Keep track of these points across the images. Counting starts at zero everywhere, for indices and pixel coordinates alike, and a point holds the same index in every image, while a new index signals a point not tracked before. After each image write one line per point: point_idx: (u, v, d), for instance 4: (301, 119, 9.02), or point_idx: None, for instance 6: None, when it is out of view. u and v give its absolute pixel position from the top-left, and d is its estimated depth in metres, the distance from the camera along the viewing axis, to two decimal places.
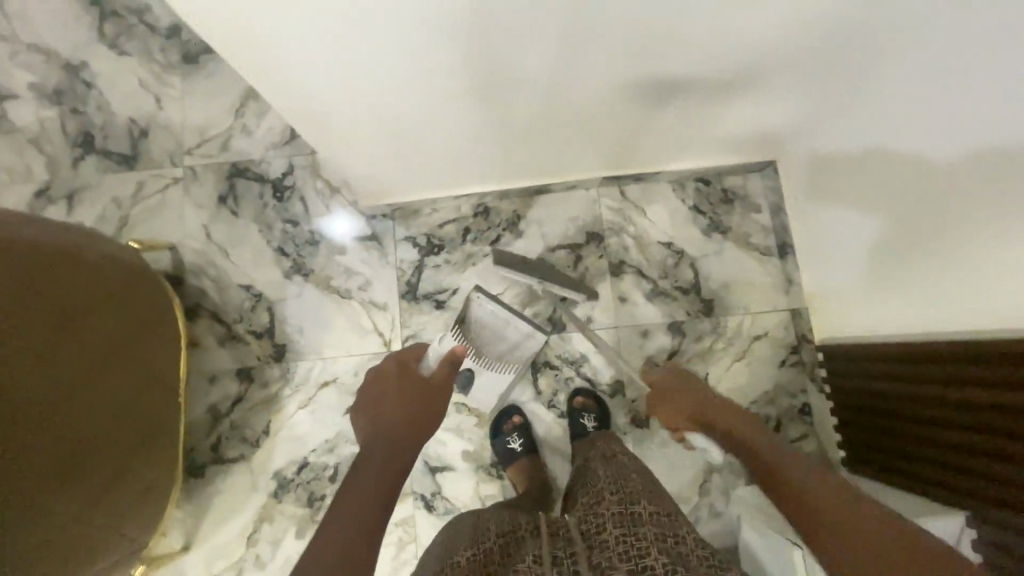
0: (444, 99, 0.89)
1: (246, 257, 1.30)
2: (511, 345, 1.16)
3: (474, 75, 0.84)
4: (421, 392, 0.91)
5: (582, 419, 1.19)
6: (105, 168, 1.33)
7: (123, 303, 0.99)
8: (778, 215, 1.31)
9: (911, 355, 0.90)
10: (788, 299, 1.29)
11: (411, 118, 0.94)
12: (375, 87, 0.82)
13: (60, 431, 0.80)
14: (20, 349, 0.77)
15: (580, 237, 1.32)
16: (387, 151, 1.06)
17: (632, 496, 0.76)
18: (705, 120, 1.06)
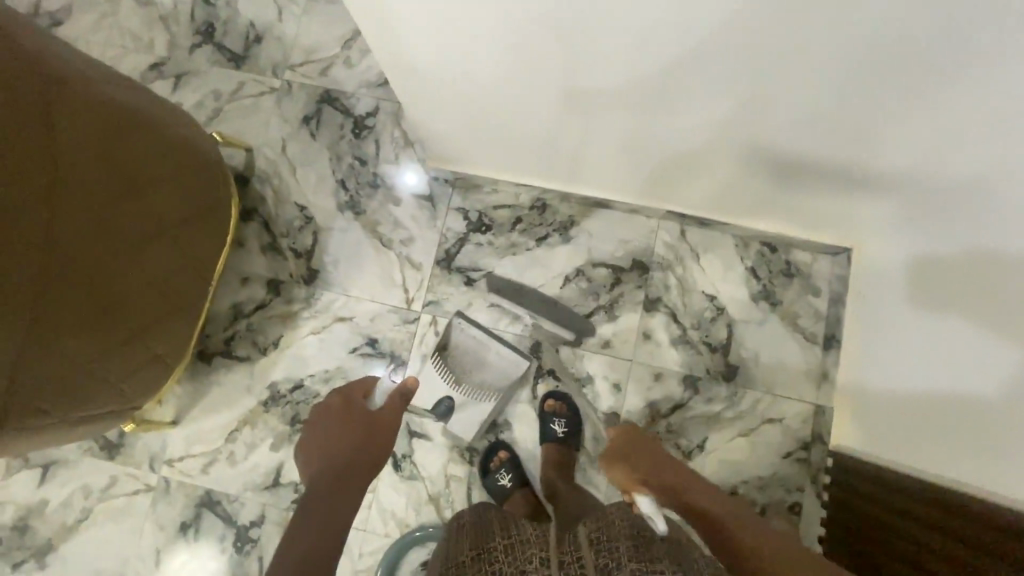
0: (536, 85, 0.88)
1: (310, 180, 1.36)
2: (491, 372, 1.25)
3: (571, 75, 0.83)
4: (373, 426, 1.11)
5: (551, 424, 1.21)
6: (216, 60, 1.42)
7: (189, 183, 1.06)
8: (836, 305, 1.23)
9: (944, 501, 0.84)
10: (816, 393, 1.22)
11: (498, 95, 0.94)
12: (472, 54, 0.82)
13: (94, 278, 0.86)
14: (89, 197, 0.83)
15: (625, 262, 1.29)
16: (469, 123, 1.06)
17: (637, 523, 0.79)
18: (791, 183, 1.01)
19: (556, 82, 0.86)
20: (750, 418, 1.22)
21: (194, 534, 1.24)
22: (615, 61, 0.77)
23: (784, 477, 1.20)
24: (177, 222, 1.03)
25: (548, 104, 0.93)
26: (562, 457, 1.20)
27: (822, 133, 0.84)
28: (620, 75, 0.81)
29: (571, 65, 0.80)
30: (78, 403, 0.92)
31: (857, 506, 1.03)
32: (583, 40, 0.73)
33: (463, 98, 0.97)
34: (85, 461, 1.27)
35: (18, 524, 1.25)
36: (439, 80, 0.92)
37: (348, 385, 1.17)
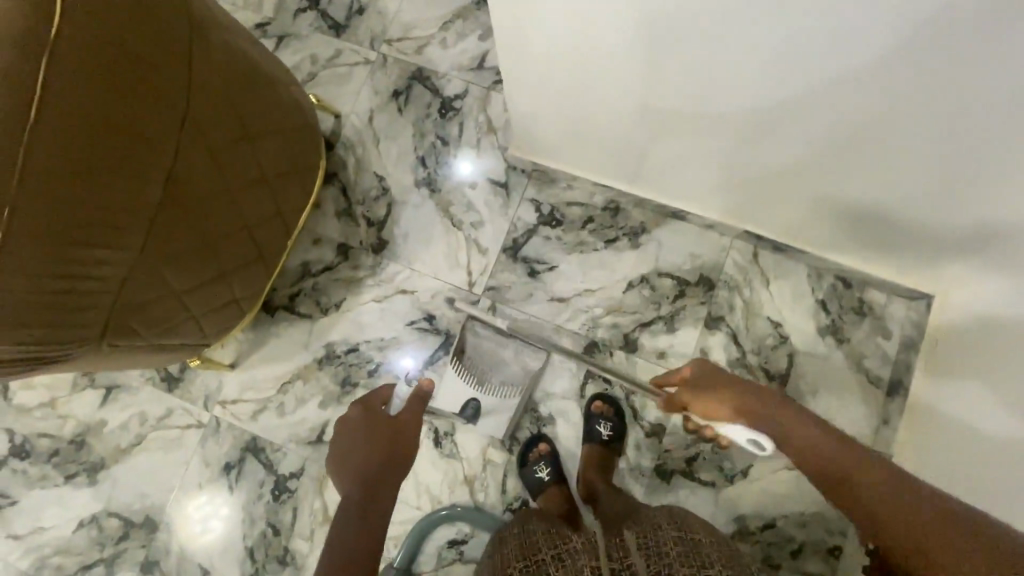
0: (643, 91, 0.87)
1: (391, 153, 1.39)
2: (512, 367, 1.27)
3: (687, 86, 0.82)
4: (392, 427, 1.10)
5: (597, 426, 1.21)
6: (317, 26, 1.46)
7: (289, 140, 1.10)
8: (907, 352, 1.19)
9: None
10: (872, 438, 1.18)
11: (602, 97, 0.94)
12: (591, 56, 0.82)
13: (195, 216, 0.90)
14: (205, 137, 0.88)
15: (692, 276, 1.28)
16: (565, 119, 1.07)
17: (687, 525, 0.81)
18: (887, 221, 0.98)
19: (666, 91, 0.85)
20: None
21: (236, 475, 1.29)
22: (737, 78, 0.76)
23: (827, 518, 1.16)
24: (274, 174, 1.07)
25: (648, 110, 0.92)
26: (603, 460, 1.20)
27: (937, 173, 0.82)
28: (736, 90, 0.79)
29: (691, 75, 0.79)
30: (164, 331, 0.97)
31: None
32: (713, 53, 0.73)
33: (566, 94, 0.97)
34: (146, 390, 1.33)
35: (77, 438, 1.32)
36: (547, 75, 0.93)
37: (364, 396, 1.17)
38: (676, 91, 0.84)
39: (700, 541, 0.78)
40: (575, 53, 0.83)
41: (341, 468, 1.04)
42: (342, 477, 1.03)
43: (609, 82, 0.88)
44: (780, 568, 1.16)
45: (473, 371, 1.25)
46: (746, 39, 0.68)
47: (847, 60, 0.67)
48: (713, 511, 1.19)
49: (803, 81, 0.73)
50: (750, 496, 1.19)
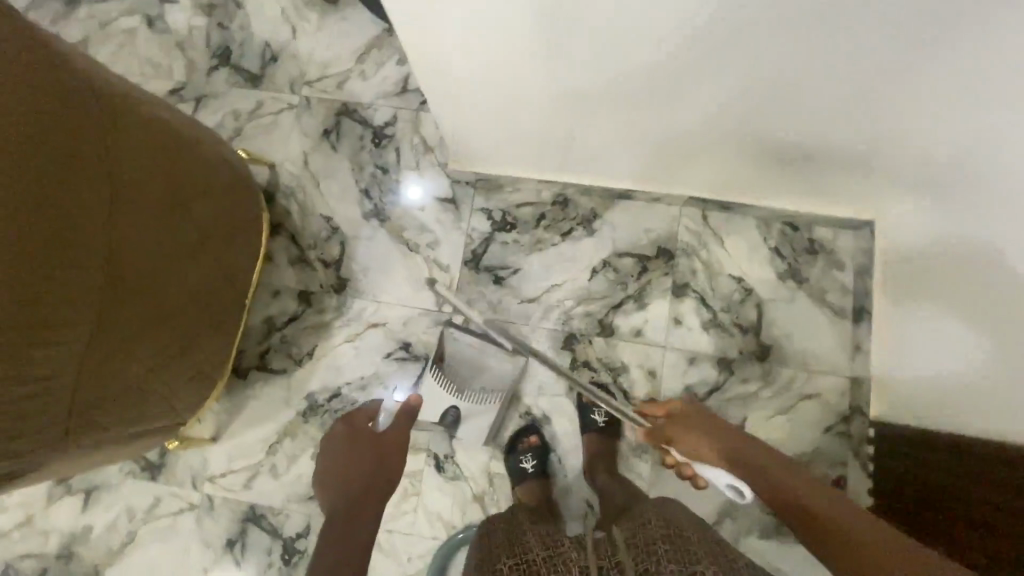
0: (560, 76, 0.88)
1: (334, 191, 1.38)
2: (492, 374, 1.26)
3: (604, 70, 0.85)
4: (377, 443, 1.13)
5: (593, 413, 1.23)
6: (233, 81, 1.45)
7: (223, 199, 1.08)
8: (862, 278, 1.24)
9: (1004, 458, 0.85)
10: (850, 366, 1.23)
11: (524, 96, 0.96)
12: (506, 59, 0.84)
13: (148, 290, 0.87)
14: (138, 212, 0.86)
15: (651, 250, 1.31)
16: (494, 125, 1.09)
17: (678, 523, 0.79)
18: (817, 159, 1.03)
19: (579, 72, 0.86)
20: (786, 395, 1.23)
21: (241, 550, 1.24)
22: (645, 55, 0.79)
23: (825, 452, 1.20)
24: (214, 231, 1.06)
25: (570, 96, 0.94)
26: (605, 445, 1.21)
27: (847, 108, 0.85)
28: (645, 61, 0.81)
29: (603, 59, 0.82)
30: (132, 419, 0.93)
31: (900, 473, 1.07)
32: (618, 35, 0.75)
33: (485, 97, 0.98)
34: (128, 484, 1.27)
35: (64, 551, 1.25)
36: (465, 81, 0.93)
37: (350, 415, 1.21)
38: (594, 74, 0.86)
39: (689, 536, 0.76)
40: (489, 58, 0.84)
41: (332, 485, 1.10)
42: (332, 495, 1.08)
43: (529, 79, 0.90)
44: None
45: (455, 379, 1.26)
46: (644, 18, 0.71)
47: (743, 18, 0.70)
48: None
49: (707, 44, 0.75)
50: None
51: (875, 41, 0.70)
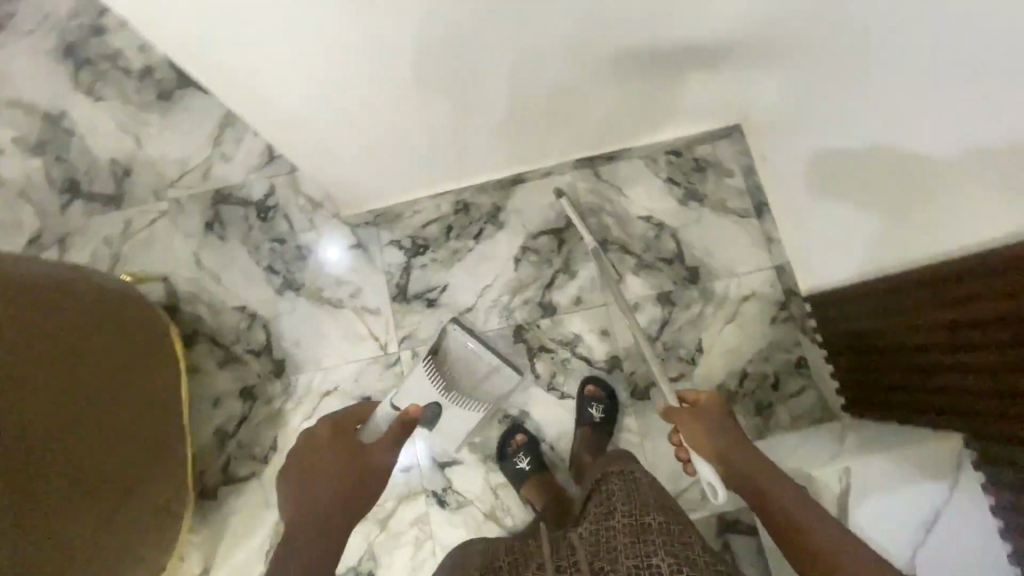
0: (378, 97, 0.89)
1: (238, 278, 1.33)
2: (485, 379, 1.19)
3: (432, 80, 0.89)
4: (364, 452, 0.99)
5: (591, 408, 1.22)
6: (93, 209, 1.37)
7: (130, 330, 1.06)
8: (751, 176, 1.32)
9: (893, 287, 0.90)
10: (771, 257, 1.30)
11: (373, 129, 0.99)
12: (338, 101, 0.87)
13: (51, 439, 0.82)
14: (38, 371, 0.83)
15: (560, 221, 1.34)
16: (361, 164, 1.11)
17: (637, 509, 0.80)
18: (657, 92, 1.10)
19: (396, 82, 0.87)
20: (728, 305, 1.28)
21: None
22: (460, 54, 0.84)
23: (778, 341, 1.27)
24: (126, 358, 1.02)
25: (409, 110, 0.96)
26: (598, 439, 1.21)
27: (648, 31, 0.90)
28: (443, 52, 0.82)
29: (426, 72, 0.86)
30: None
31: (831, 334, 1.14)
32: (426, 45, 0.80)
33: (330, 145, 1.00)
34: None
35: None
36: (304, 139, 0.95)
37: (338, 416, 1.08)
38: (425, 88, 0.91)
39: (645, 526, 0.77)
40: (321, 106, 0.87)
41: (305, 486, 0.93)
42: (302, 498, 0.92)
43: (369, 112, 0.93)
44: (774, 403, 1.25)
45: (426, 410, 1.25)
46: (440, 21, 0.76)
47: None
48: None
49: (483, 13, 0.76)
50: (715, 365, 1.26)
51: None
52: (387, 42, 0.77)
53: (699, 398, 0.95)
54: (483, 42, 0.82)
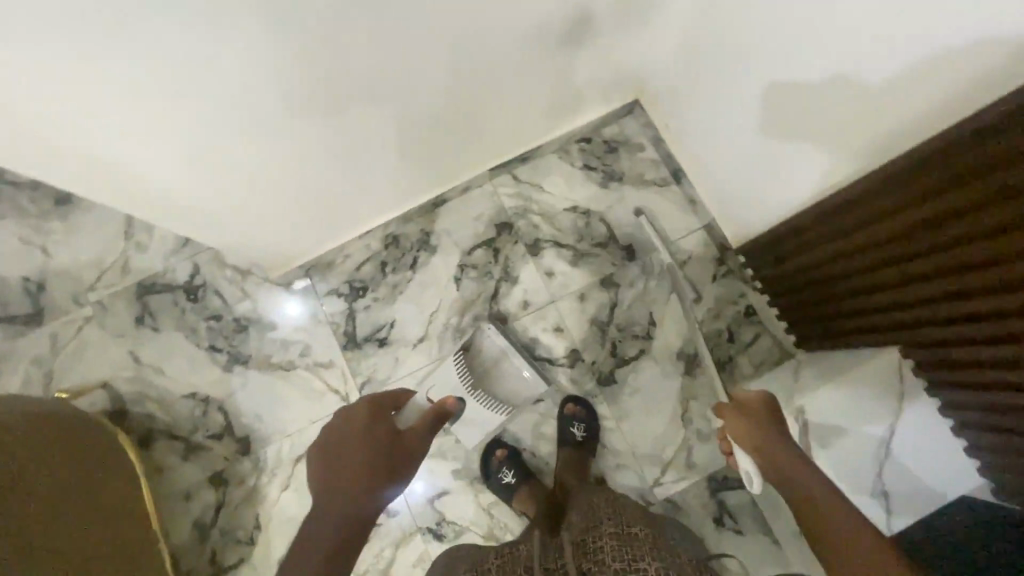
0: (260, 154, 0.92)
1: (182, 366, 1.29)
2: (513, 382, 1.25)
3: (302, 118, 0.89)
4: (401, 446, 0.78)
5: (571, 428, 1.21)
6: (13, 332, 1.30)
7: (77, 440, 1.04)
8: (660, 145, 1.35)
9: (803, 223, 0.92)
10: (698, 218, 1.32)
11: (259, 176, 0.97)
12: (209, 151, 0.87)
13: (35, 549, 0.82)
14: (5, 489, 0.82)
15: (490, 231, 1.35)
16: (264, 215, 1.09)
17: (625, 522, 0.78)
18: (542, 86, 1.12)
19: (274, 136, 0.90)
20: (669, 273, 1.31)
21: None
22: (321, 86, 0.84)
23: (724, 296, 1.29)
24: (80, 468, 1.00)
25: (292, 152, 0.95)
26: (581, 460, 1.18)
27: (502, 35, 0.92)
28: (310, 100, 0.86)
29: (292, 109, 0.86)
30: None
31: (765, 279, 1.15)
32: (278, 81, 0.80)
33: (225, 206, 1.01)
34: None
35: None
36: (193, 200, 0.97)
37: (376, 396, 0.87)
38: (298, 127, 0.90)
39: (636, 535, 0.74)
40: (191, 158, 0.87)
41: (332, 466, 0.72)
42: (325, 483, 0.71)
43: (248, 160, 0.92)
44: (734, 355, 1.26)
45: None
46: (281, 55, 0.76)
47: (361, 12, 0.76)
48: (662, 368, 1.27)
49: (338, 52, 0.80)
50: (671, 334, 1.28)
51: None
52: (251, 98, 0.80)
53: (752, 394, 0.89)
54: (348, 84, 0.86)
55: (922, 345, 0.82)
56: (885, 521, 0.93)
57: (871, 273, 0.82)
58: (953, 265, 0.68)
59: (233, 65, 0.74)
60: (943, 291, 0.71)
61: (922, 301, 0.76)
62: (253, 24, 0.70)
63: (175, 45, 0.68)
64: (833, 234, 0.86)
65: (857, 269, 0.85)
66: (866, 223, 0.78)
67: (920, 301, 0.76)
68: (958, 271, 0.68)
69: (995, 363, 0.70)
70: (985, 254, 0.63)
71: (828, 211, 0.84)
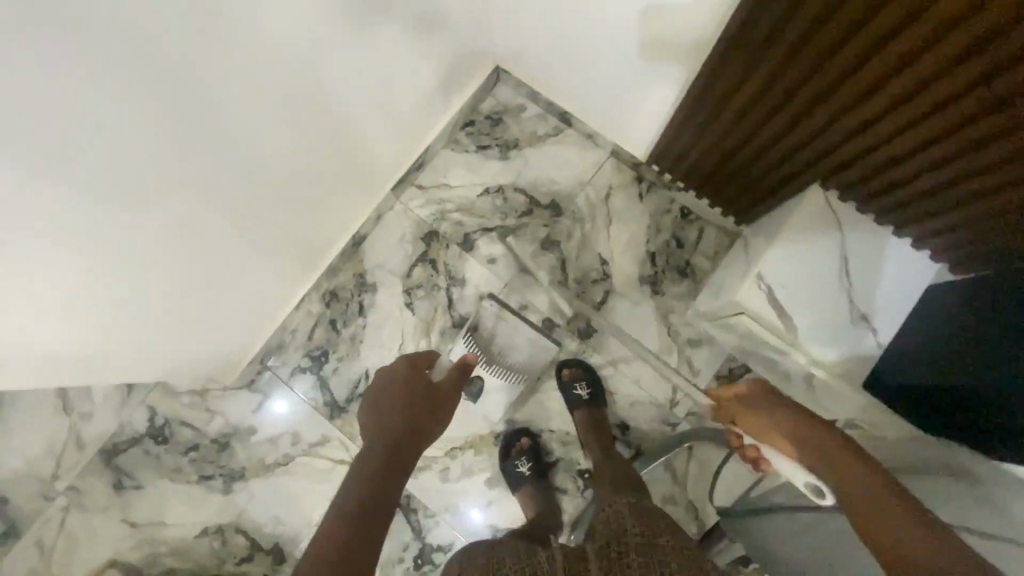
0: (174, 260, 0.88)
1: (180, 510, 1.21)
2: (523, 352, 1.24)
3: (190, 203, 0.82)
4: (435, 399, 0.79)
5: (575, 390, 1.20)
6: None
7: None
8: (539, 98, 1.34)
9: (700, 95, 0.92)
10: (602, 149, 1.33)
11: (166, 278, 0.89)
12: (102, 272, 0.78)
13: None
14: None
15: (419, 247, 1.32)
16: (185, 320, 1.01)
17: (653, 521, 0.64)
18: (404, 85, 1.09)
19: (177, 238, 0.85)
20: (599, 211, 1.31)
21: None
22: (205, 164, 0.79)
23: (657, 209, 1.30)
24: None
25: (192, 242, 0.89)
26: (596, 419, 1.17)
27: (346, 53, 0.90)
28: (206, 187, 0.83)
29: (180, 197, 0.80)
30: None
31: (682, 176, 1.18)
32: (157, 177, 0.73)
33: (147, 321, 0.94)
34: None
35: None
36: (110, 327, 0.89)
37: (410, 355, 0.88)
38: (194, 209, 0.84)
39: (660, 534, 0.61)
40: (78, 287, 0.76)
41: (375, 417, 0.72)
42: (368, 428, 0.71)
43: (149, 267, 0.84)
44: (690, 258, 1.28)
45: (425, 476, 1.25)
46: (147, 149, 0.69)
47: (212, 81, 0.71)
48: (631, 300, 1.28)
49: (209, 124, 0.75)
50: (625, 265, 1.29)
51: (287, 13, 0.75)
52: (141, 210, 0.75)
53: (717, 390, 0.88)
54: (226, 156, 0.82)
55: (844, 165, 0.85)
56: (873, 342, 0.90)
57: (779, 111, 0.84)
58: (851, 70, 0.71)
59: (126, 188, 0.70)
60: (858, 96, 0.73)
61: (838, 115, 0.77)
62: (131, 137, 0.66)
63: (60, 192, 0.64)
64: (729, 93, 0.87)
65: (765, 116, 0.86)
66: (763, 64, 0.78)
67: (829, 122, 0.79)
68: (869, 65, 0.69)
69: (910, 150, 0.75)
70: (897, 36, 0.64)
71: (719, 72, 0.85)
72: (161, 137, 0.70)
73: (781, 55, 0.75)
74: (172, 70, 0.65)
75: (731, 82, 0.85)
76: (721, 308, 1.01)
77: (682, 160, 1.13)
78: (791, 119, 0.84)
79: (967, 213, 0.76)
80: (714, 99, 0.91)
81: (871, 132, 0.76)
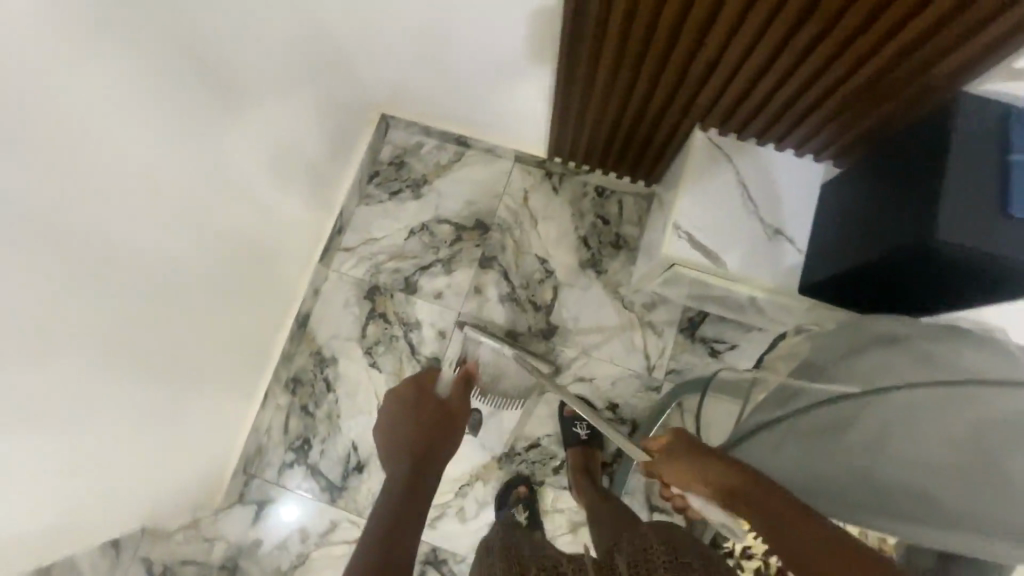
0: (126, 398, 0.85)
1: None
2: (513, 374, 1.19)
3: (124, 337, 0.81)
4: (446, 419, 0.89)
5: (575, 428, 1.22)
6: None
7: None
8: (430, 131, 1.38)
9: (564, 90, 0.98)
10: (504, 158, 1.38)
11: (124, 419, 0.86)
12: (57, 435, 0.75)
13: None
14: None
15: (365, 306, 1.33)
16: (155, 453, 0.97)
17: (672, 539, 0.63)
18: (292, 156, 1.11)
19: (112, 370, 0.81)
20: (521, 215, 1.36)
21: None
22: (121, 293, 0.78)
23: (573, 196, 1.36)
24: None
25: (140, 375, 0.86)
26: (584, 458, 1.18)
27: (224, 146, 0.92)
28: (135, 317, 0.82)
29: (109, 335, 0.78)
30: None
31: (582, 159, 1.23)
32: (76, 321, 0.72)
33: (115, 468, 0.90)
34: None
35: None
36: (71, 487, 0.82)
37: (415, 374, 0.97)
38: (129, 343, 0.82)
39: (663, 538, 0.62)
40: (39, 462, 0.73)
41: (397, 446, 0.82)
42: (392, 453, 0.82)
43: (103, 415, 0.82)
44: (618, 231, 1.33)
45: (446, 524, 1.23)
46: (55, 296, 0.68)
47: (99, 209, 0.71)
48: (579, 286, 1.31)
49: (111, 252, 0.74)
50: (562, 256, 1.33)
51: (155, 126, 0.76)
52: (67, 357, 0.72)
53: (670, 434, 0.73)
54: (143, 279, 0.81)
55: (708, 106, 0.93)
56: (795, 251, 0.95)
57: (637, 79, 0.90)
58: (676, 28, 0.78)
59: (46, 341, 0.69)
60: (690, 47, 0.80)
61: (684, 68, 0.85)
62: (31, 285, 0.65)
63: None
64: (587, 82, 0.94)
65: (625, 90, 0.93)
66: (604, 50, 0.85)
67: (679, 74, 0.86)
68: (685, 22, 0.76)
69: (757, 74, 0.83)
70: None
71: (572, 65, 0.92)
72: (57, 274, 0.68)
73: (613, 40, 0.82)
74: (51, 211, 0.65)
75: (587, 68, 0.90)
76: (657, 265, 1.04)
77: (576, 145, 1.19)
78: (648, 84, 0.91)
79: (823, 109, 0.84)
80: (576, 88, 0.97)
81: (715, 71, 0.84)
